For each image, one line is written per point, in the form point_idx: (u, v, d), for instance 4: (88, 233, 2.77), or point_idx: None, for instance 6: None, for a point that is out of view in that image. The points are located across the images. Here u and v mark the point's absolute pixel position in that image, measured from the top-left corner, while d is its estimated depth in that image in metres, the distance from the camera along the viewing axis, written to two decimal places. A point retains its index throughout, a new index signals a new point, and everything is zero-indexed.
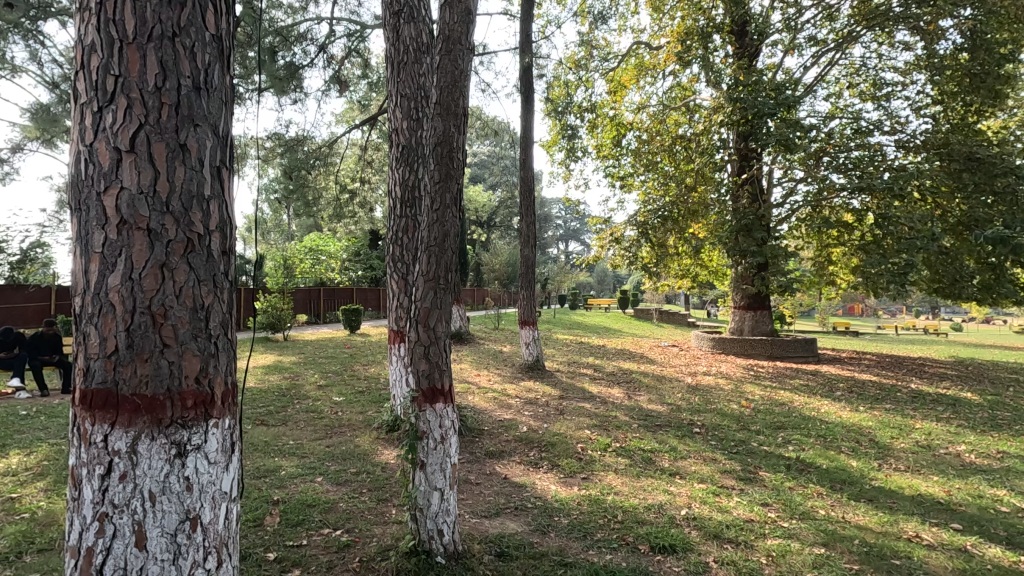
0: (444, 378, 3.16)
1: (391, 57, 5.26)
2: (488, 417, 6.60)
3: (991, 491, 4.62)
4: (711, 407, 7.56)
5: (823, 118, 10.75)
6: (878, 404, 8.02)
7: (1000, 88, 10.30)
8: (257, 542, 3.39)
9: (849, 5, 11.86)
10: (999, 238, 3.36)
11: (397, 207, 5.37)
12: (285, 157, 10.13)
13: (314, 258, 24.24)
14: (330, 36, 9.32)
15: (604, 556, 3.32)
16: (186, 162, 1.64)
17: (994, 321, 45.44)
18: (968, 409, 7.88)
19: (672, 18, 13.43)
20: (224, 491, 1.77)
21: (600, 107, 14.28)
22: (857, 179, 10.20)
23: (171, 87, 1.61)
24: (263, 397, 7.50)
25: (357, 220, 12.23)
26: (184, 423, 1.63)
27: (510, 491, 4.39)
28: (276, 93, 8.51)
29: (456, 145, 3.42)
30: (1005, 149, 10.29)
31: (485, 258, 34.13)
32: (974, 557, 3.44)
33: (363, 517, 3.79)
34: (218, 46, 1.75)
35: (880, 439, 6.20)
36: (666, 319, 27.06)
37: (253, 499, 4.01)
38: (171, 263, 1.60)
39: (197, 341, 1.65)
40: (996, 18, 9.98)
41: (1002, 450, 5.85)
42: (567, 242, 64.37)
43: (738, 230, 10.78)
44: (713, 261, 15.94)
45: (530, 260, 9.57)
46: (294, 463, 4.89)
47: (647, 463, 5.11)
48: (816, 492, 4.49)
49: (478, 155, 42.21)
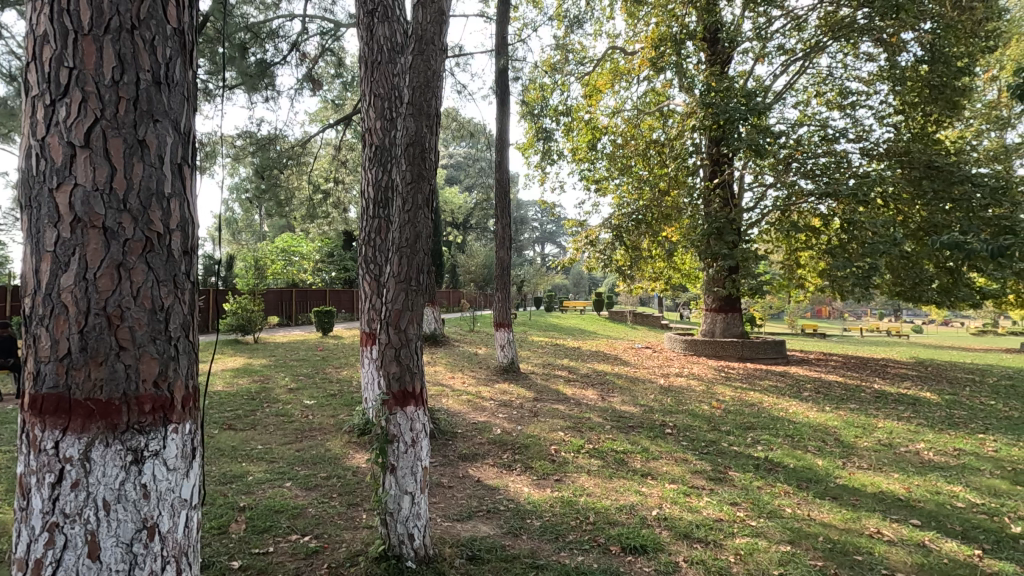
0: (416, 380, 3.12)
1: (364, 56, 5.21)
2: (462, 419, 6.60)
3: (948, 488, 4.78)
4: (683, 408, 7.70)
5: (791, 125, 11.01)
6: (843, 405, 8.23)
7: (958, 100, 10.73)
8: (222, 550, 3.30)
9: (817, 16, 12.20)
10: (954, 243, 3.45)
11: (369, 208, 5.31)
12: (257, 156, 9.89)
13: (286, 259, 23.90)
14: (303, 33, 9.15)
15: (576, 557, 3.33)
16: (145, 158, 1.58)
17: (950, 321, 47.10)
18: (927, 408, 8.15)
19: (647, 24, 13.58)
20: (184, 498, 1.72)
21: (575, 111, 14.41)
22: (824, 185, 10.45)
23: (129, 81, 1.56)
24: (231, 401, 7.33)
25: (330, 220, 12.05)
26: (141, 429, 1.57)
27: (482, 493, 4.39)
28: (248, 91, 8.35)
29: (429, 146, 3.40)
30: (961, 158, 10.72)
31: (462, 260, 34.12)
32: (932, 551, 3.55)
33: (332, 522, 3.73)
34: (179, 41, 1.71)
35: (844, 438, 6.38)
36: (640, 321, 27.48)
37: (218, 506, 3.90)
38: (128, 263, 1.54)
39: (155, 343, 1.59)
40: (954, 32, 10.38)
41: (959, 447, 6.08)
42: (544, 245, 64.75)
43: (709, 233, 10.99)
44: (686, 264, 16.22)
45: (506, 261, 9.58)
46: (262, 468, 4.78)
47: (620, 464, 5.16)
48: (783, 491, 4.58)
49: (454, 155, 42.15)
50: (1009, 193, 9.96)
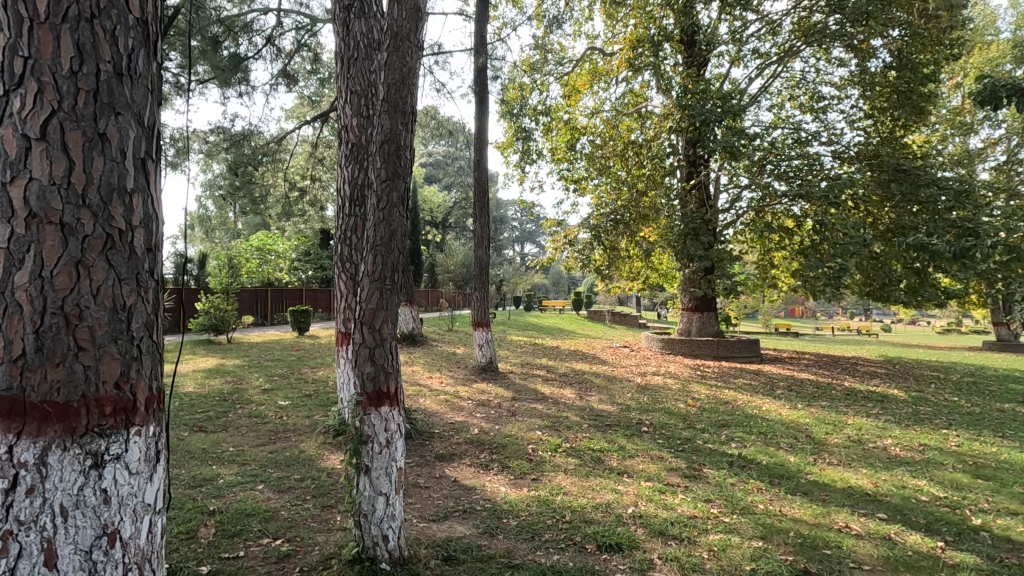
0: (391, 380, 3.09)
1: (340, 53, 5.16)
2: (439, 420, 6.56)
3: (913, 482, 4.92)
4: (660, 407, 7.77)
5: (766, 127, 11.21)
6: (816, 402, 8.40)
7: (924, 105, 11.08)
8: (189, 556, 3.22)
9: (790, 21, 12.44)
10: (918, 244, 3.55)
11: (345, 206, 5.23)
12: (230, 152, 9.69)
13: (261, 258, 23.40)
14: (277, 27, 8.97)
15: (551, 556, 3.33)
16: (105, 153, 1.54)
17: (919, 321, 47.95)
18: (895, 405, 8.37)
19: (625, 25, 13.67)
20: (147, 503, 1.67)
21: (554, 111, 14.45)
22: (797, 186, 10.66)
23: (89, 72, 1.50)
24: (202, 402, 7.15)
25: (306, 218, 11.87)
26: (101, 432, 1.52)
27: (459, 493, 4.37)
28: (221, 85, 8.15)
29: (404, 143, 3.35)
30: (928, 162, 11.07)
31: (441, 259, 33.84)
32: (898, 544, 3.65)
33: (305, 524, 3.67)
34: (142, 31, 1.66)
35: (816, 434, 6.51)
36: (618, 320, 27.65)
37: (186, 510, 3.80)
38: (87, 261, 1.49)
39: (117, 344, 1.54)
40: (921, 40, 10.67)
41: (924, 443, 6.26)
42: (524, 245, 64.81)
43: (686, 234, 11.12)
44: (663, 264, 16.39)
45: (484, 260, 9.55)
46: (234, 471, 4.68)
47: (597, 463, 5.17)
48: (756, 487, 4.66)
49: (433, 155, 41.86)
50: (972, 196, 10.36)
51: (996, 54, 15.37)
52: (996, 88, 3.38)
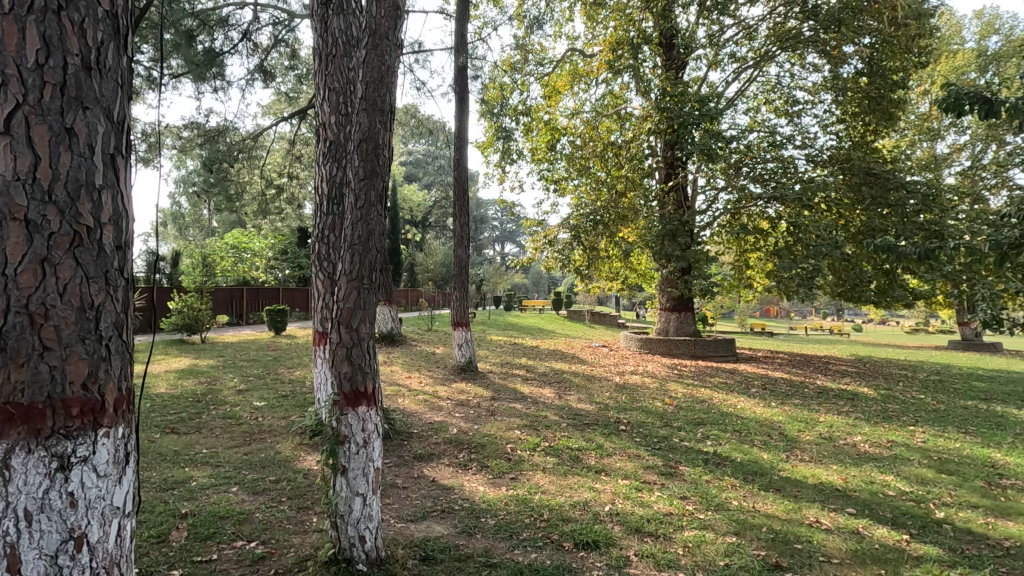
0: (368, 380, 3.07)
1: (318, 49, 5.11)
2: (418, 419, 6.53)
3: (880, 477, 5.07)
4: (638, 406, 7.85)
5: (742, 130, 11.41)
6: (788, 400, 8.57)
7: (893, 111, 11.42)
8: (161, 559, 3.16)
9: (766, 26, 12.67)
10: (887, 246, 3.59)
11: (323, 204, 5.16)
12: (204, 148, 9.48)
13: (236, 256, 22.90)
14: (254, 22, 8.80)
15: (529, 555, 3.35)
16: (73, 148, 1.50)
17: (887, 321, 49.41)
18: (865, 403, 8.59)
19: (606, 27, 13.76)
20: (116, 506, 1.64)
21: (535, 111, 14.50)
22: (772, 189, 10.89)
23: (56, 65, 1.46)
24: (174, 404, 6.99)
25: (283, 216, 11.68)
26: (67, 434, 1.49)
27: (438, 493, 4.36)
28: (195, 80, 7.98)
29: (382, 142, 3.33)
30: (897, 166, 11.41)
31: (420, 258, 33.56)
32: (865, 538, 3.76)
33: (280, 526, 3.63)
34: (112, 24, 1.62)
35: (789, 432, 6.66)
36: (597, 320, 27.80)
37: (157, 513, 3.72)
38: (54, 258, 1.45)
39: (85, 344, 1.51)
40: (890, 47, 10.95)
41: (893, 439, 6.45)
42: (504, 244, 64.85)
43: (664, 235, 11.24)
44: (642, 265, 16.56)
45: (464, 259, 9.53)
46: (207, 473, 4.60)
47: (575, 462, 5.21)
48: (730, 484, 4.75)
49: (413, 154, 41.54)
50: (939, 199, 10.69)
51: (962, 62, 15.91)
52: (960, 96, 3.49)
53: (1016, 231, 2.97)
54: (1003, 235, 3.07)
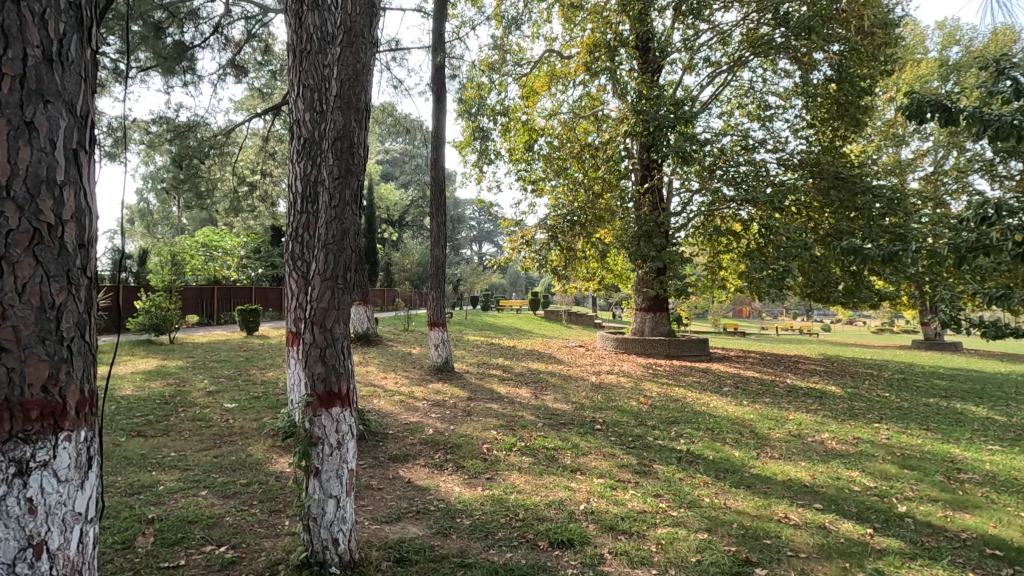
0: (342, 381, 3.03)
1: (292, 45, 5.04)
2: (393, 420, 6.48)
3: (846, 473, 5.21)
4: (613, 405, 7.94)
5: (715, 134, 11.60)
6: (760, 399, 8.74)
7: (860, 117, 11.76)
8: (126, 566, 3.07)
9: (740, 32, 12.92)
10: (852, 248, 3.72)
11: (297, 203, 5.09)
12: (174, 144, 9.32)
13: (207, 254, 22.35)
14: (226, 16, 8.61)
15: (504, 554, 3.36)
16: (33, 142, 1.45)
17: (855, 321, 50.87)
18: (832, 401, 8.82)
19: (583, 29, 13.86)
20: (78, 512, 1.59)
21: (513, 111, 14.52)
22: (744, 191, 11.13)
23: (15, 57, 1.42)
24: (140, 406, 6.79)
25: (255, 214, 11.45)
26: (26, 438, 1.44)
27: (413, 494, 4.34)
28: (163, 74, 7.81)
29: (357, 141, 3.29)
30: (864, 171, 11.77)
31: (397, 258, 33.23)
32: (831, 532, 3.86)
33: (250, 530, 3.56)
34: (76, 15, 1.57)
35: (760, 430, 6.80)
36: (575, 320, 27.94)
37: (122, 519, 3.62)
38: (12, 256, 1.41)
39: (45, 344, 1.46)
40: (857, 55, 11.32)
41: (858, 436, 6.63)
42: (481, 244, 64.78)
43: (639, 236, 11.38)
44: (618, 265, 16.74)
45: (441, 260, 9.50)
46: (175, 477, 4.49)
47: (550, 461, 5.24)
48: (702, 481, 4.83)
49: (390, 152, 41.21)
50: (903, 203, 11.03)
51: (925, 71, 16.49)
52: (922, 103, 3.60)
53: (974, 235, 3.08)
54: (962, 238, 3.18)
